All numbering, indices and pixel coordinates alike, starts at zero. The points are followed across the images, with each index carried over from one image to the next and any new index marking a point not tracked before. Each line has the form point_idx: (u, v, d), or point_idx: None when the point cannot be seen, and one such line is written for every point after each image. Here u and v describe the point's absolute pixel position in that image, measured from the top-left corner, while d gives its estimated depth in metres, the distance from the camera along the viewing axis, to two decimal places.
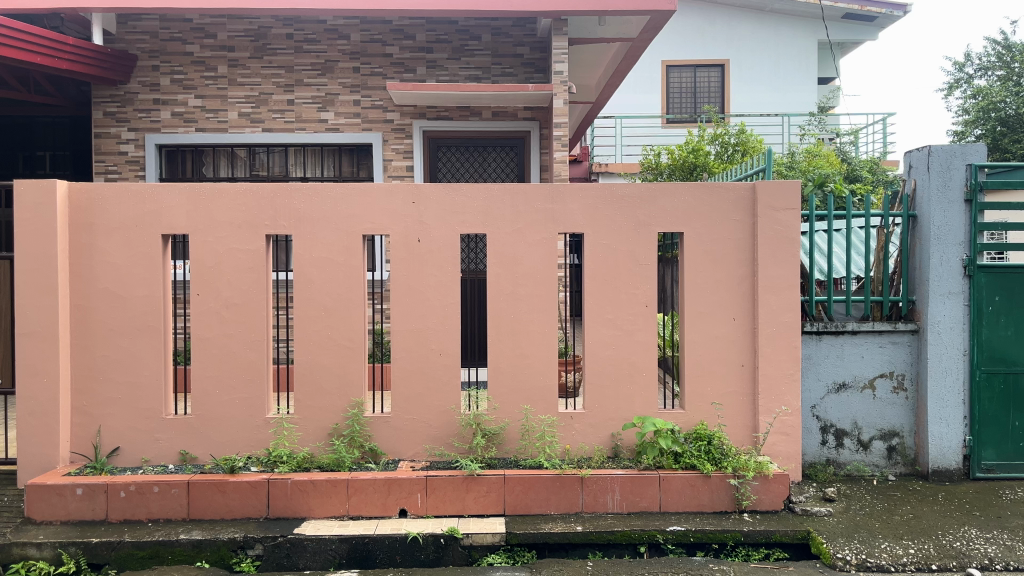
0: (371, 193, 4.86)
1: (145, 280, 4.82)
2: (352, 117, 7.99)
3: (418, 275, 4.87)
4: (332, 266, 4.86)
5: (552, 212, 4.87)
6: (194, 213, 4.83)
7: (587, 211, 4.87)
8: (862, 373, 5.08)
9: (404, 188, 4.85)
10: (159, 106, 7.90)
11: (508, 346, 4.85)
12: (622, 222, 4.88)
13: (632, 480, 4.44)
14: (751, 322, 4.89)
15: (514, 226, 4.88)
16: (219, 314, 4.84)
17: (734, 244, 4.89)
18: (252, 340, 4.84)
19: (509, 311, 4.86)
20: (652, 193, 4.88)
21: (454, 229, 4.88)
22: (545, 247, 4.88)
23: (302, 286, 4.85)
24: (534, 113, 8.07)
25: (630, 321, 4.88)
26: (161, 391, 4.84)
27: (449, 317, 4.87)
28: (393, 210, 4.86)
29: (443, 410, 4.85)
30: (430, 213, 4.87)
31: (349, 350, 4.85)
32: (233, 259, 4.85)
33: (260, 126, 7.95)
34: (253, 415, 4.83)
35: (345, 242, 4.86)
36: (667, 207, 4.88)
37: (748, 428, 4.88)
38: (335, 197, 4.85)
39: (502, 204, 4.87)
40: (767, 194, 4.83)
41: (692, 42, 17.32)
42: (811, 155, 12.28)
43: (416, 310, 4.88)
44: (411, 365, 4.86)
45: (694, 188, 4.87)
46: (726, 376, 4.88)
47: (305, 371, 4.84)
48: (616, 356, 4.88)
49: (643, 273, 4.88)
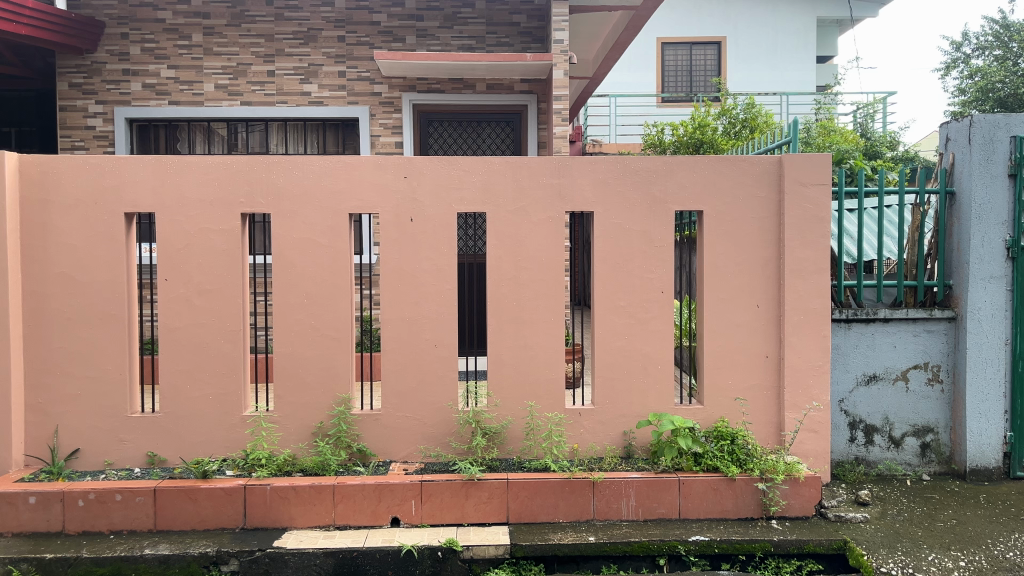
0: (358, 167, 4.38)
1: (106, 263, 4.33)
2: (337, 89, 7.48)
3: (412, 258, 4.41)
4: (315, 248, 4.39)
5: (559, 188, 4.42)
6: (160, 189, 4.33)
7: (598, 187, 4.42)
8: (894, 365, 4.67)
9: (395, 161, 4.38)
10: (129, 77, 7.35)
11: (511, 336, 4.41)
12: (636, 200, 4.44)
13: (649, 484, 4.01)
14: (776, 309, 4.47)
15: (517, 204, 4.41)
16: (190, 301, 4.36)
17: (758, 223, 4.46)
18: (227, 331, 4.37)
19: (511, 298, 4.41)
20: (668, 167, 4.43)
21: (451, 207, 4.41)
22: (551, 226, 4.43)
23: (282, 270, 4.37)
24: (532, 87, 7.58)
25: (645, 309, 4.44)
26: (125, 387, 4.35)
27: (445, 305, 4.42)
28: (383, 186, 4.39)
29: (440, 407, 4.41)
30: (425, 188, 4.40)
31: (335, 341, 4.39)
32: (205, 239, 4.36)
33: (238, 99, 7.42)
34: (228, 413, 4.36)
35: (330, 221, 4.38)
36: (685, 182, 4.44)
37: (773, 427, 4.46)
38: (318, 171, 4.37)
39: (504, 179, 4.40)
40: (795, 168, 4.39)
41: (687, 19, 16.82)
42: (825, 130, 11.81)
43: (408, 296, 4.41)
44: (403, 357, 4.40)
45: (714, 162, 4.43)
46: (749, 369, 4.46)
47: (286, 364, 4.38)
48: (630, 346, 4.44)
49: (659, 255, 4.44)
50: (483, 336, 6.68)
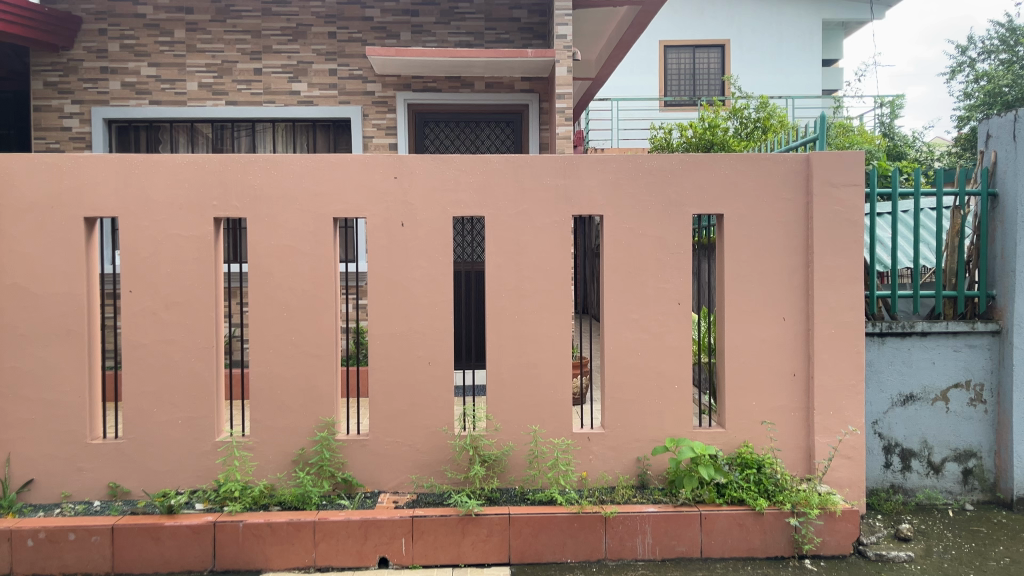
0: (343, 166, 3.96)
1: (63, 273, 3.91)
2: (327, 88, 7.08)
3: (403, 267, 3.99)
4: (295, 257, 3.97)
5: (565, 189, 4.01)
6: (124, 191, 3.91)
7: (607, 188, 4.01)
8: (933, 383, 4.25)
9: (385, 160, 3.97)
10: (107, 76, 6.95)
11: (512, 353, 3.99)
12: (650, 202, 4.02)
13: (667, 519, 3.60)
14: (805, 322, 4.06)
15: (518, 207, 4.00)
16: (157, 315, 3.93)
17: (785, 228, 4.04)
18: (199, 348, 3.94)
19: (512, 311, 4.00)
20: (685, 166, 4.02)
21: (446, 210, 4.00)
22: (557, 232, 4.01)
23: (259, 281, 3.95)
24: (533, 85, 7.18)
25: (660, 322, 4.03)
26: (85, 410, 3.93)
27: (440, 319, 4.00)
28: (372, 187, 3.98)
29: (434, 432, 3.98)
30: (417, 190, 3.99)
31: (317, 359, 3.97)
32: (173, 246, 3.94)
33: (223, 99, 7.01)
34: (199, 439, 3.93)
35: (313, 226, 3.97)
36: (702, 183, 4.03)
37: (803, 453, 4.04)
38: (299, 171, 3.96)
39: (504, 180, 3.99)
40: (825, 166, 3.99)
41: (690, 21, 16.46)
42: (843, 126, 11.21)
43: (399, 309, 4.00)
44: (393, 376, 3.98)
45: (735, 161, 4.02)
46: (776, 389, 4.04)
47: (263, 385, 3.96)
48: (643, 364, 4.03)
49: (676, 263, 4.03)
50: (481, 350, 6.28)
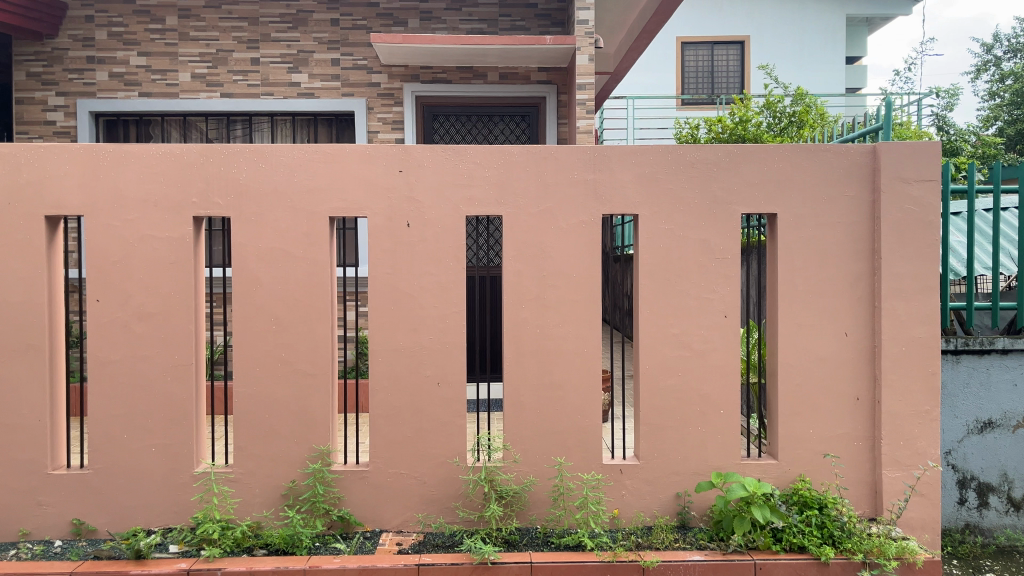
0: (341, 158, 3.46)
1: (21, 279, 3.42)
2: (329, 79, 6.59)
3: (409, 274, 3.49)
4: (285, 262, 3.46)
5: (595, 185, 3.50)
6: (90, 186, 3.42)
7: (643, 184, 3.50)
8: (1015, 409, 3.71)
9: (388, 151, 3.47)
10: (94, 66, 6.48)
11: (534, 372, 3.48)
12: (691, 200, 3.51)
13: (715, 569, 3.08)
14: (870, 338, 3.53)
15: (541, 205, 3.49)
16: (127, 328, 3.44)
17: (847, 230, 3.52)
18: (176, 366, 3.45)
19: (534, 324, 3.49)
20: (734, 159, 3.50)
21: (458, 209, 3.49)
22: (584, 234, 3.50)
23: (244, 289, 3.45)
24: (551, 77, 6.67)
25: (703, 338, 3.52)
26: (44, 437, 3.43)
27: (450, 333, 3.49)
28: (374, 182, 3.47)
29: (444, 463, 3.48)
30: (425, 186, 3.48)
31: (310, 378, 3.47)
32: (147, 248, 3.44)
33: (217, 91, 6.53)
34: (175, 470, 3.44)
35: (306, 227, 3.47)
36: (752, 179, 3.52)
37: (868, 489, 3.52)
38: (290, 164, 3.46)
39: (526, 174, 3.49)
40: (894, 159, 3.46)
41: (708, 17, 15.91)
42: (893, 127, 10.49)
43: (403, 322, 3.49)
44: (396, 399, 3.48)
45: (790, 153, 3.51)
46: (836, 415, 3.52)
47: (249, 408, 3.46)
48: (684, 386, 3.52)
49: (721, 271, 3.52)
50: (495, 361, 5.78)
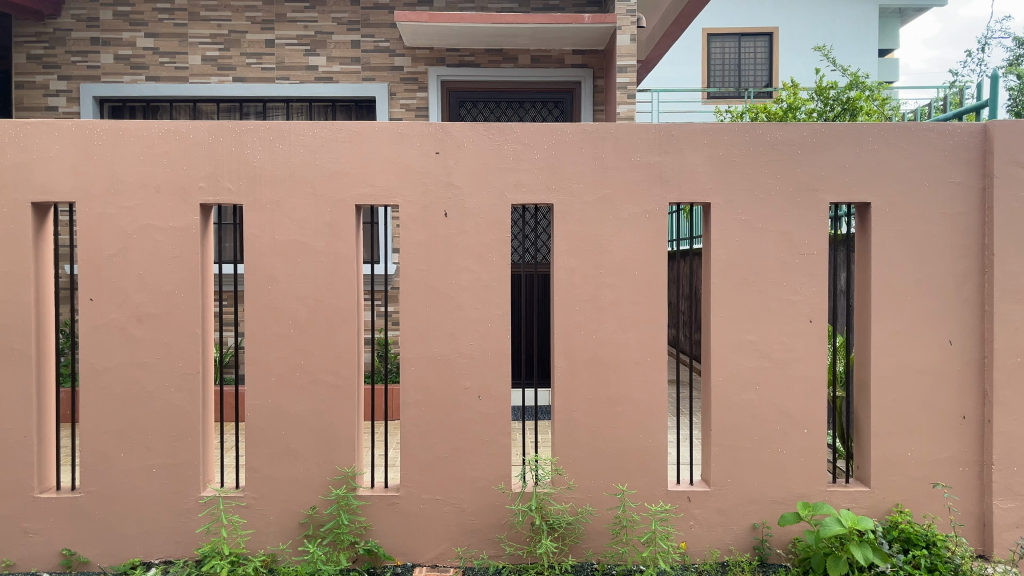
0: (368, 137, 3.02)
1: (4, 275, 2.99)
2: (349, 63, 6.15)
3: (445, 272, 3.04)
4: (304, 256, 3.02)
5: (660, 169, 3.04)
6: (82, 168, 2.98)
7: (716, 168, 3.04)
8: None
9: (423, 130, 3.02)
10: (99, 48, 6.07)
11: (589, 384, 3.03)
12: (772, 187, 3.04)
13: None
14: (979, 347, 3.05)
15: (598, 192, 3.03)
16: (124, 332, 3.00)
17: (954, 222, 3.04)
18: (180, 375, 3.01)
19: (589, 330, 3.04)
20: (821, 139, 3.04)
21: (502, 196, 3.04)
22: (648, 225, 3.04)
23: (258, 287, 3.01)
24: (587, 60, 6.19)
25: (783, 345, 3.06)
26: (30, 455, 3.00)
27: (493, 339, 3.04)
28: (406, 165, 3.03)
29: (486, 489, 3.03)
30: (465, 169, 3.03)
31: (333, 390, 3.03)
32: (146, 240, 2.99)
33: (229, 75, 6.11)
34: (180, 494, 3.01)
35: (328, 216, 3.02)
36: (842, 162, 3.04)
37: (976, 521, 3.04)
38: (311, 144, 3.02)
39: (580, 157, 3.03)
40: (1010, 139, 2.98)
41: (736, 8, 15.35)
42: None
43: (440, 325, 3.04)
44: (430, 414, 3.03)
45: (887, 133, 3.04)
46: (940, 436, 3.05)
47: (263, 423, 3.02)
48: (761, 401, 3.05)
49: (806, 268, 3.05)
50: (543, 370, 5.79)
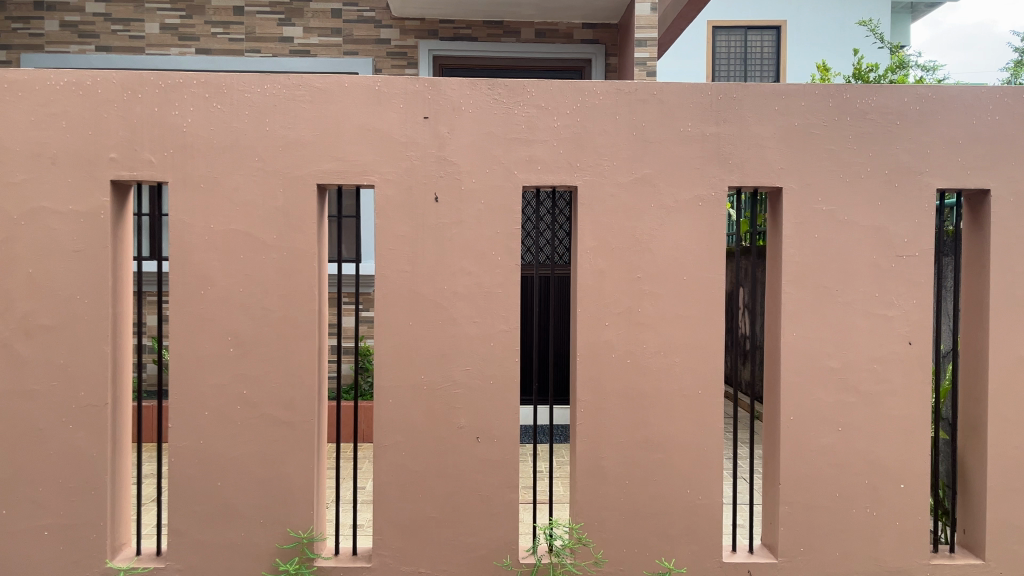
0: (335, 96, 2.29)
1: None
2: (329, 35, 5.41)
3: (436, 274, 2.31)
4: (249, 252, 2.28)
5: (717, 144, 2.32)
6: None
7: (790, 143, 2.33)
8: None
9: (408, 87, 2.29)
10: (43, 13, 5.33)
11: (621, 423, 2.33)
12: (863, 170, 2.34)
13: None
14: None
15: (636, 173, 2.32)
16: (7, 350, 2.26)
17: None
18: (82, 407, 2.27)
19: (623, 355, 2.32)
20: (926, 107, 2.34)
21: (511, 176, 2.31)
22: (701, 217, 2.33)
23: (187, 293, 2.27)
24: (598, 35, 5.47)
25: (875, 375, 2.35)
26: None
27: (497, 363, 2.32)
28: (384, 133, 2.30)
29: (487, 560, 2.32)
30: (463, 140, 2.31)
31: (284, 429, 2.30)
32: (38, 228, 2.25)
33: (192, 46, 5.36)
34: (83, 565, 2.28)
35: (281, 199, 2.28)
36: (955, 137, 2.34)
37: None
38: (258, 103, 2.28)
39: (613, 126, 2.32)
40: None
41: None
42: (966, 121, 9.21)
43: (426, 346, 2.31)
44: (414, 461, 2.31)
45: (1015, 100, 2.33)
46: None
47: (193, 473, 2.29)
48: (846, 448, 2.35)
49: (904, 275, 2.34)
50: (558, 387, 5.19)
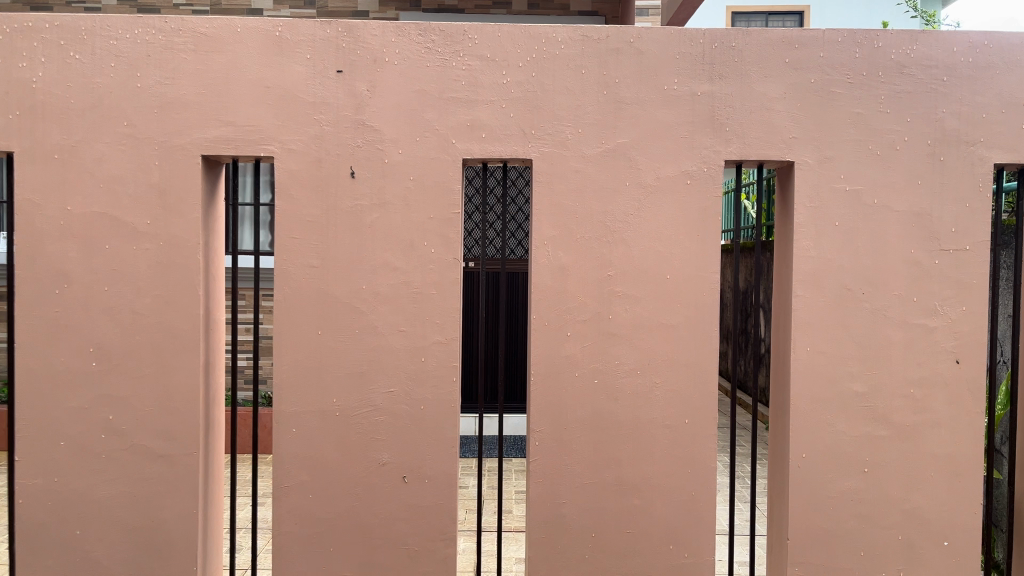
0: (224, 44, 1.80)
1: None
2: (301, 6, 4.96)
3: (351, 271, 1.83)
4: (116, 241, 1.81)
5: (711, 106, 1.82)
6: None
7: (804, 104, 1.82)
8: None
9: (317, 33, 1.81)
10: None
11: (586, 460, 1.84)
12: (899, 140, 1.82)
13: None
14: None
15: (607, 143, 1.82)
16: None
17: None
18: None
19: (589, 375, 1.83)
20: (981, 59, 1.82)
21: (448, 145, 1.82)
22: (690, 199, 1.83)
23: (37, 292, 1.80)
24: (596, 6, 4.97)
25: (913, 402, 1.84)
26: None
27: (429, 383, 1.84)
28: (287, 91, 1.81)
29: None
30: (387, 100, 1.82)
31: (161, 464, 1.83)
32: None
33: None
34: None
35: (157, 175, 1.81)
36: (1017, 97, 1.82)
37: None
38: (127, 52, 1.79)
39: (578, 82, 1.82)
40: None
41: None
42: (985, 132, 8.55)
43: (340, 361, 1.83)
44: (324, 506, 1.84)
45: None
46: None
47: (46, 518, 1.82)
48: (873, 494, 1.84)
49: (952, 276, 1.83)
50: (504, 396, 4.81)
